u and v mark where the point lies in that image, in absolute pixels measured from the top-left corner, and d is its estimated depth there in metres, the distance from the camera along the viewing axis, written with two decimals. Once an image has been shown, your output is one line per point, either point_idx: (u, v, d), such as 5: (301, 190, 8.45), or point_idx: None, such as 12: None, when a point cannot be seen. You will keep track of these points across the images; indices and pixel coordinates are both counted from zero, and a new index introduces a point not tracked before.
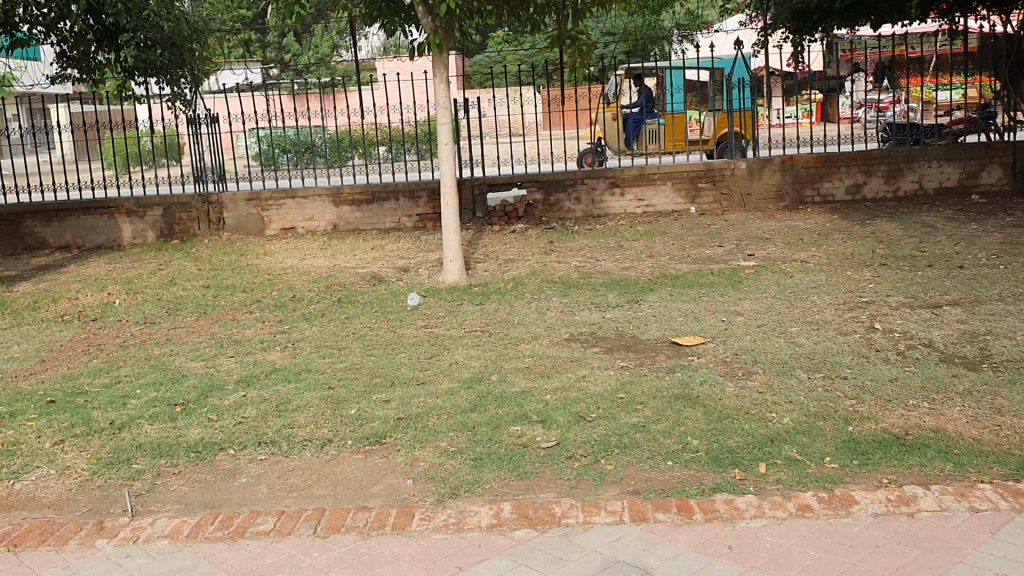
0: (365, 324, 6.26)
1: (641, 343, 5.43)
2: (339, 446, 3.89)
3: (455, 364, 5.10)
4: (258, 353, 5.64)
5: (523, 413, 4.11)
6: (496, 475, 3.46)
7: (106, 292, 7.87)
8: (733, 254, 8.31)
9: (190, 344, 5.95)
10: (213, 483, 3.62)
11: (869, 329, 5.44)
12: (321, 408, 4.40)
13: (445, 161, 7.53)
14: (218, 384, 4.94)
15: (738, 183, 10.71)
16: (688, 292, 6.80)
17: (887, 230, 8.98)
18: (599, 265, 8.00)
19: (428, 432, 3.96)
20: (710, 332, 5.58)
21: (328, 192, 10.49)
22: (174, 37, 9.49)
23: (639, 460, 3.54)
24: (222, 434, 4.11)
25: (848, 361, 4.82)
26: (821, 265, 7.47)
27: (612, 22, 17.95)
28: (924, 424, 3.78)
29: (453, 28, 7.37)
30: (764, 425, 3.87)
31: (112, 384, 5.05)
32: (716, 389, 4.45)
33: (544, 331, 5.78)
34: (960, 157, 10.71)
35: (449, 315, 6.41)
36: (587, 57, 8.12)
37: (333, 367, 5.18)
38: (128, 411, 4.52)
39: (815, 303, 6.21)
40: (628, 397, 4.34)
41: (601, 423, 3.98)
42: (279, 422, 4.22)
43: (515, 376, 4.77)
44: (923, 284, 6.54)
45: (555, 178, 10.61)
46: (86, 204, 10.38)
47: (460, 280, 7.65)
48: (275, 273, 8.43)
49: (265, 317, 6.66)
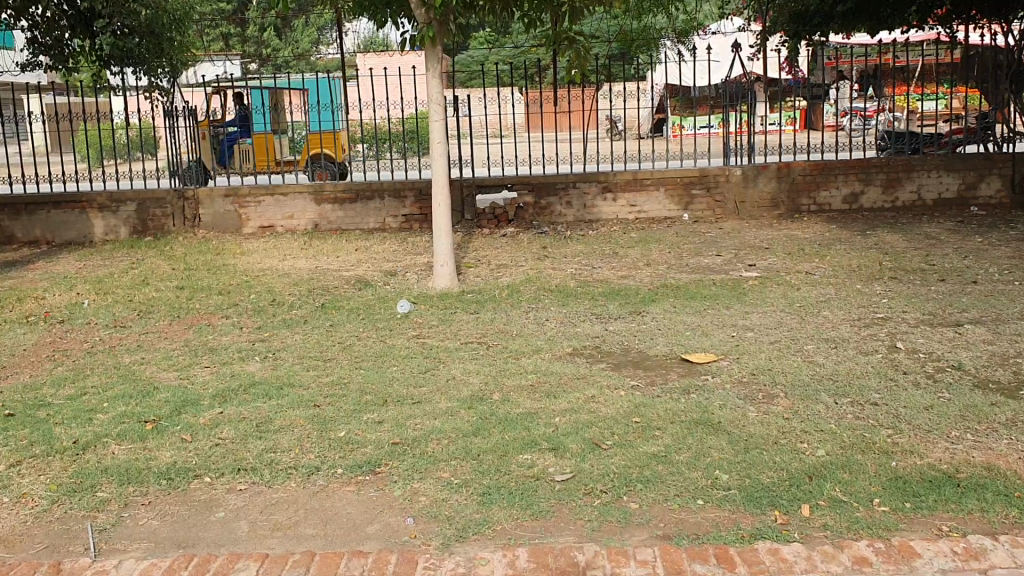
0: (351, 333, 5.87)
1: (650, 359, 5.08)
2: (328, 476, 3.51)
3: (451, 380, 4.72)
4: (236, 363, 5.23)
5: (531, 440, 3.75)
6: (508, 514, 3.11)
7: (74, 292, 7.42)
8: (734, 263, 7.99)
9: (162, 352, 5.52)
10: (187, 518, 3.21)
11: (891, 349, 5.12)
12: (306, 430, 4.01)
13: (437, 159, 7.17)
14: (193, 399, 4.52)
15: (732, 190, 10.39)
16: (694, 303, 6.45)
17: (889, 241, 8.69)
18: (595, 273, 7.66)
19: (427, 459, 3.60)
20: (721, 348, 5.23)
21: (309, 189, 10.05)
22: (152, 25, 9.01)
23: (666, 498, 3.19)
24: (197, 458, 3.72)
25: (876, 384, 4.48)
26: (828, 277, 7.16)
27: (603, 23, 17.62)
28: (973, 460, 3.48)
29: (446, 20, 6.98)
30: (798, 458, 3.52)
31: (78, 396, 4.62)
32: (739, 413, 4.09)
33: (545, 344, 5.41)
34: (959, 167, 10.43)
35: (442, 324, 6.04)
36: (584, 62, 7.73)
37: (318, 382, 4.78)
38: (93, 428, 4.10)
39: (828, 318, 5.88)
40: (645, 421, 3.97)
41: (618, 452, 3.62)
42: (259, 446, 3.83)
43: (520, 395, 4.40)
44: (939, 300, 6.23)
45: (545, 181, 10.26)
46: (55, 198, 9.91)
47: (451, 285, 7.31)
48: (254, 274, 8.01)
49: (244, 323, 6.24)
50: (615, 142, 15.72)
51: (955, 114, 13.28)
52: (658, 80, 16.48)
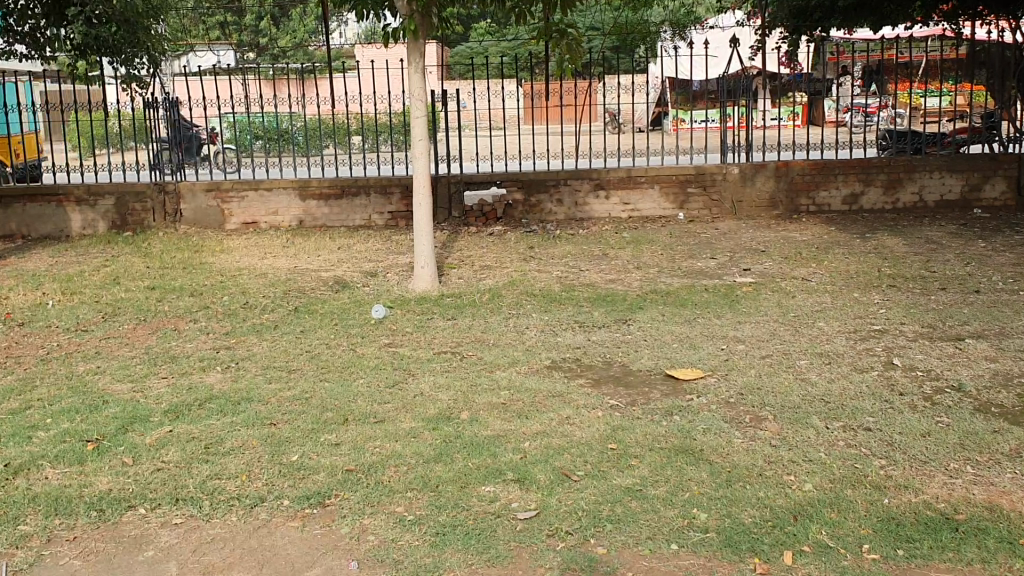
0: (321, 340, 5.59)
1: (632, 375, 4.79)
2: (273, 509, 3.23)
3: (420, 396, 4.44)
4: (195, 373, 4.94)
5: (497, 468, 3.47)
6: (461, 559, 2.86)
7: (41, 291, 7.13)
8: (728, 268, 7.70)
9: (121, 360, 5.24)
10: (114, 558, 2.96)
11: (887, 366, 4.84)
12: (257, 453, 3.72)
13: (419, 157, 6.88)
14: (143, 415, 4.24)
15: (729, 189, 10.09)
16: (683, 312, 6.16)
17: (889, 245, 8.42)
18: (583, 277, 7.37)
19: (384, 490, 3.33)
20: (710, 363, 4.95)
21: (293, 184, 9.75)
22: (128, 14, 8.67)
23: (636, 542, 2.93)
24: (134, 485, 3.45)
25: (870, 407, 4.20)
26: (824, 284, 6.87)
27: (600, 15, 17.25)
28: (974, 498, 3.20)
29: (429, 11, 6.64)
30: (783, 493, 3.25)
31: (21, 410, 4.35)
32: (723, 439, 3.81)
33: (523, 356, 5.13)
34: (962, 168, 10.13)
35: (416, 331, 5.76)
36: (576, 55, 7.41)
37: (279, 396, 4.49)
38: (31, 448, 3.83)
39: (822, 330, 5.60)
40: (622, 448, 3.69)
41: (588, 484, 3.34)
42: (204, 471, 3.56)
43: (489, 415, 4.12)
44: (940, 311, 5.96)
45: (535, 177, 9.96)
46: (32, 190, 9.65)
47: (432, 288, 7.03)
48: (230, 274, 7.73)
49: (212, 327, 5.97)
50: (612, 136, 15.38)
51: (958, 113, 13.03)
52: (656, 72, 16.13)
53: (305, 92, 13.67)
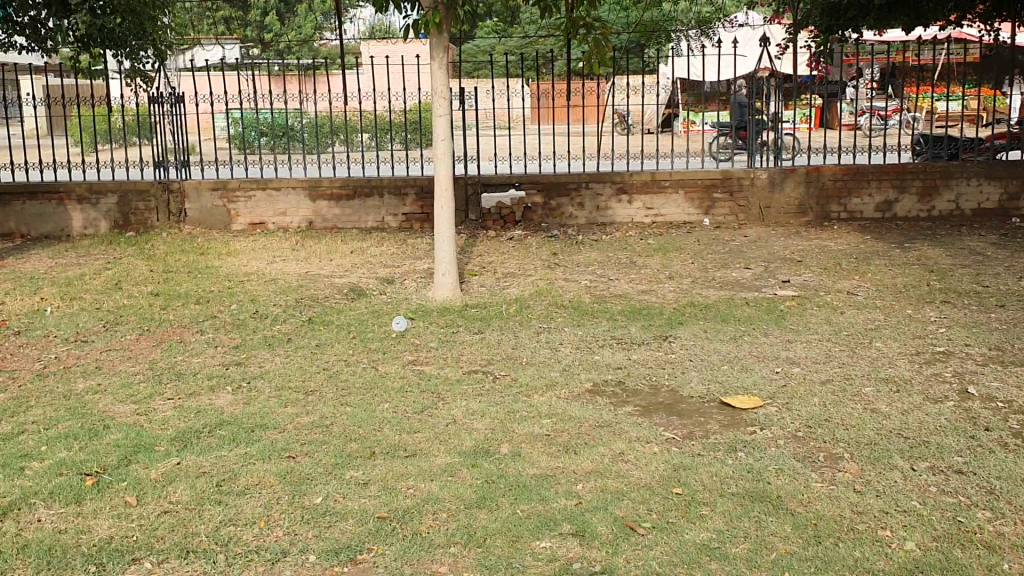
0: (339, 356, 5.18)
1: (683, 403, 4.36)
2: (297, 567, 2.83)
3: (453, 425, 4.02)
4: (204, 395, 4.52)
5: (550, 519, 3.05)
6: None
7: (39, 296, 6.71)
8: (765, 279, 7.28)
9: (122, 376, 4.81)
10: None
11: (964, 396, 4.40)
12: (277, 492, 3.31)
13: (440, 159, 6.45)
14: (147, 443, 3.81)
15: (756, 194, 9.66)
16: (726, 329, 5.73)
17: (932, 256, 7.99)
18: (612, 286, 6.96)
19: (423, 543, 2.93)
20: (767, 389, 4.52)
21: (303, 184, 9.32)
22: (133, 5, 8.24)
23: None
24: (139, 532, 3.03)
25: (956, 445, 3.76)
26: (872, 299, 6.44)
27: (616, 12, 16.80)
28: None
29: (454, 4, 6.15)
30: (881, 554, 2.84)
31: (13, 436, 3.92)
32: (799, 482, 3.39)
33: (561, 378, 4.70)
34: (1002, 176, 9.69)
35: (441, 346, 5.35)
36: (605, 50, 6.64)
37: (296, 423, 4.06)
38: (21, 484, 3.41)
39: (882, 351, 5.18)
40: (689, 494, 3.27)
41: (657, 540, 2.93)
42: (218, 515, 3.14)
43: (532, 449, 3.71)
44: (1004, 331, 5.53)
45: (555, 180, 9.54)
46: (32, 188, 9.22)
47: (453, 296, 6.64)
48: (239, 279, 7.30)
49: (221, 340, 5.55)
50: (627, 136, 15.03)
51: (980, 118, 12.74)
52: (666, 72, 15.82)
53: (311, 88, 13.19)
